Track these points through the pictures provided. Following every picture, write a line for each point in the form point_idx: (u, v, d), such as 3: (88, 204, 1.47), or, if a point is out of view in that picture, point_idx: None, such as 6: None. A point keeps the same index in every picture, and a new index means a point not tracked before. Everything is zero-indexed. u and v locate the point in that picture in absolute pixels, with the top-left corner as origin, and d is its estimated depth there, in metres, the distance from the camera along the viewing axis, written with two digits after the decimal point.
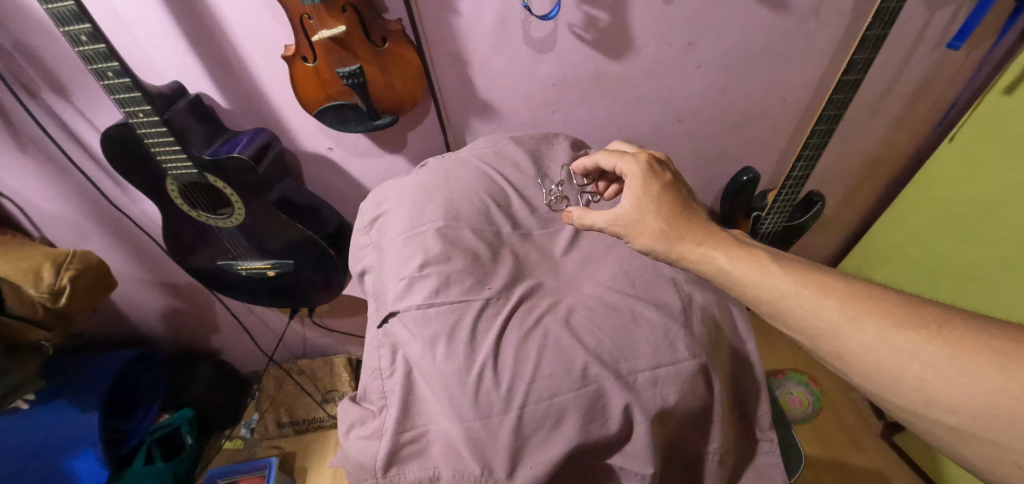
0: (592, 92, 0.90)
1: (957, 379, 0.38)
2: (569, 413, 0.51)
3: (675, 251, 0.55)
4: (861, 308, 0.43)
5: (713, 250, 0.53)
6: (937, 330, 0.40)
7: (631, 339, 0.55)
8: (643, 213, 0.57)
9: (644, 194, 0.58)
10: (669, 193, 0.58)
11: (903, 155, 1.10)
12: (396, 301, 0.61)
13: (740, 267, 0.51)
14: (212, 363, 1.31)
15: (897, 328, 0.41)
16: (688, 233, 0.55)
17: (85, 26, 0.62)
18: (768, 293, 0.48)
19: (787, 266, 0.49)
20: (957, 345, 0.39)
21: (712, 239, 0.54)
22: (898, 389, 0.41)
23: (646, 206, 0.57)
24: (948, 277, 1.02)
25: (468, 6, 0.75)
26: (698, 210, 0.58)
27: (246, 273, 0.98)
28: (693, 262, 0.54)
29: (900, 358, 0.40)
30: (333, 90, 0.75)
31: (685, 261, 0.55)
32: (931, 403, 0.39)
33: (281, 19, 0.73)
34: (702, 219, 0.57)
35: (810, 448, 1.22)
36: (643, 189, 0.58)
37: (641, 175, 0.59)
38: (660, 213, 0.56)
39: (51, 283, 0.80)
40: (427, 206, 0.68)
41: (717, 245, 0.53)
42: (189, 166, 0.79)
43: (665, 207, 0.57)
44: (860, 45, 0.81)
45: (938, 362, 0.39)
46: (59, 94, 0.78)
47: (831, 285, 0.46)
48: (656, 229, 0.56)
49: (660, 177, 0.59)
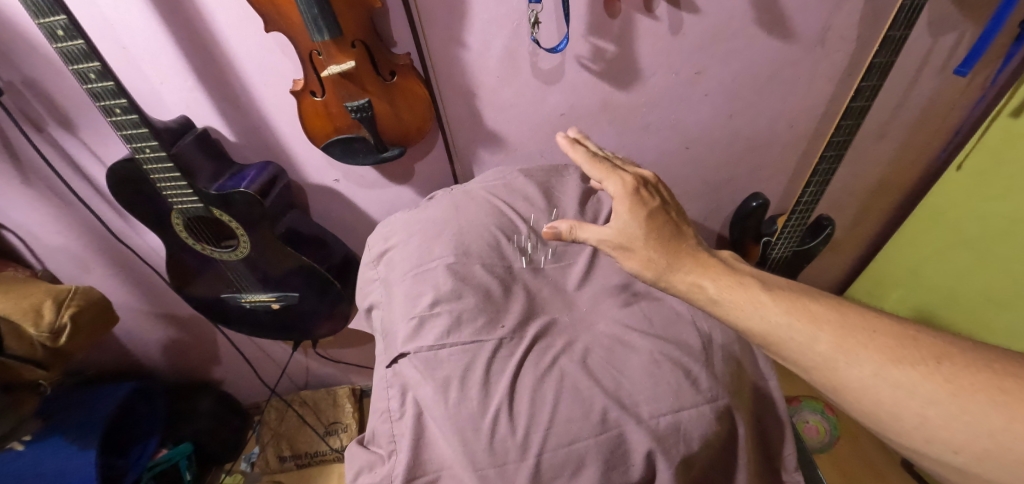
0: (599, 122, 0.90)
1: (958, 418, 0.35)
2: (589, 461, 0.49)
3: (664, 280, 0.52)
4: (856, 341, 0.41)
5: (702, 279, 0.50)
6: (936, 365, 0.38)
7: (651, 381, 0.53)
8: (631, 240, 0.54)
9: (632, 220, 0.54)
10: (657, 220, 0.55)
11: (910, 177, 1.09)
12: (407, 342, 0.59)
13: (729, 296, 0.48)
14: (214, 395, 1.28)
15: (893, 362, 0.39)
16: (676, 261, 0.52)
17: (95, 65, 0.62)
18: (759, 325, 0.45)
19: (777, 294, 0.46)
20: (957, 382, 0.36)
21: (700, 268, 0.51)
22: (898, 426, 0.38)
23: (633, 231, 0.54)
24: (963, 301, 0.99)
25: (477, 39, 0.76)
26: (688, 236, 0.55)
27: (250, 306, 0.96)
28: (681, 292, 0.52)
29: (899, 395, 0.38)
30: (340, 123, 0.75)
31: (673, 290, 0.52)
32: (933, 441, 0.37)
33: (290, 55, 0.73)
34: (689, 245, 0.54)
35: (827, 477, 1.19)
36: (632, 213, 0.55)
37: (627, 199, 0.55)
38: (648, 241, 0.54)
39: (52, 322, 0.78)
40: (436, 241, 0.67)
41: (707, 273, 0.51)
42: (195, 201, 0.78)
43: (654, 234, 0.54)
44: (868, 72, 0.81)
45: (938, 400, 0.36)
46: (66, 129, 0.77)
47: (823, 315, 0.43)
48: (645, 257, 0.53)
49: (647, 202, 0.56)
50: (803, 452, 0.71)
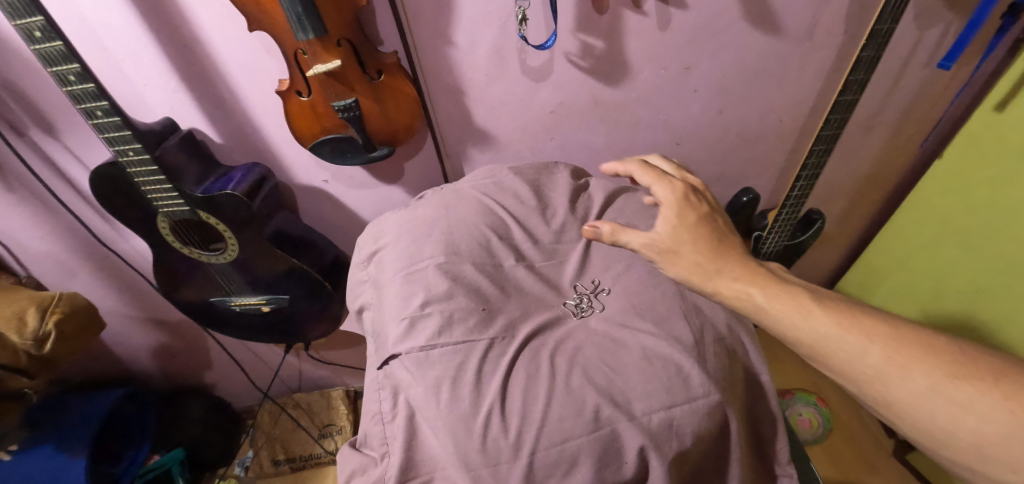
0: (589, 119, 0.90)
1: (1015, 435, 0.37)
2: (582, 459, 0.49)
3: (710, 285, 0.51)
4: (911, 356, 0.41)
5: (749, 286, 0.49)
6: (991, 382, 0.39)
7: (643, 378, 0.53)
8: (679, 243, 0.53)
9: (681, 224, 0.54)
10: (705, 224, 0.54)
11: (898, 170, 1.10)
12: (397, 343, 0.59)
13: (778, 305, 0.47)
14: (205, 399, 1.26)
15: (949, 377, 0.40)
16: (724, 267, 0.51)
17: (74, 66, 0.61)
18: (809, 336, 0.45)
19: (826, 305, 0.46)
20: (1014, 400, 0.38)
21: (747, 274, 0.50)
22: (951, 441, 0.39)
23: (682, 234, 0.53)
24: (952, 291, 1.00)
25: (464, 37, 0.75)
26: (735, 242, 0.54)
27: (240, 309, 0.95)
28: (727, 298, 0.50)
29: (956, 411, 0.39)
30: (327, 123, 0.74)
31: (719, 296, 0.51)
32: (987, 458, 0.38)
33: (276, 55, 0.72)
34: (738, 252, 0.53)
35: (821, 469, 1.20)
36: (679, 218, 0.54)
37: (677, 205, 0.55)
38: (695, 245, 0.52)
39: (36, 330, 0.77)
40: (426, 240, 0.66)
41: (754, 280, 0.49)
42: (181, 204, 0.77)
43: (702, 239, 0.53)
44: (856, 66, 0.81)
45: (995, 417, 0.37)
46: (47, 133, 0.76)
47: (875, 328, 0.44)
48: (692, 261, 0.52)
49: (697, 208, 0.56)
50: (796, 446, 0.71)
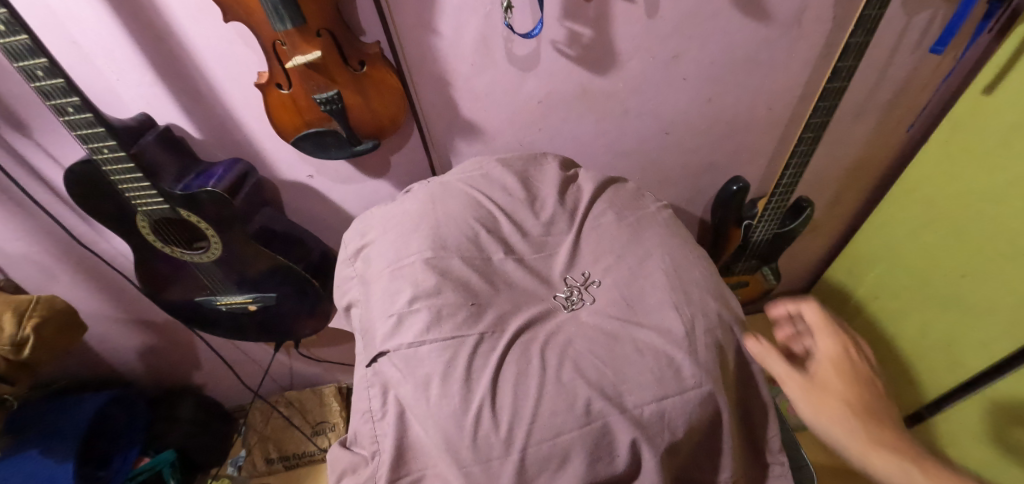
0: (578, 109, 0.88)
1: None
2: (574, 453, 0.48)
3: (864, 453, 0.47)
4: None
5: (914, 470, 0.45)
6: None
7: (635, 371, 0.52)
8: (834, 396, 0.50)
9: (838, 380, 0.51)
10: (865, 387, 0.51)
11: (886, 156, 1.10)
12: (385, 340, 0.58)
13: None
14: (195, 399, 1.24)
15: None
16: (883, 437, 0.48)
17: (41, 61, 0.58)
18: None
19: None
20: None
21: (909, 455, 0.46)
22: None
23: (840, 389, 0.51)
24: (939, 275, 1.01)
25: (448, 26, 0.73)
26: (897, 421, 0.50)
27: (226, 308, 0.94)
28: (881, 474, 0.46)
29: None
30: (310, 116, 0.72)
31: (871, 470, 0.47)
32: None
33: (254, 47, 0.70)
34: (901, 433, 0.49)
35: (812, 452, 1.23)
36: (837, 373, 0.52)
37: (839, 362, 0.53)
38: (852, 405, 0.49)
39: (13, 335, 0.75)
40: (413, 235, 0.65)
41: (917, 461, 0.46)
42: (161, 202, 0.75)
43: (859, 401, 0.50)
44: (844, 53, 0.80)
45: None
46: (18, 130, 0.73)
47: None
48: (842, 414, 0.49)
49: (861, 371, 0.53)
50: (788, 432, 0.72)
